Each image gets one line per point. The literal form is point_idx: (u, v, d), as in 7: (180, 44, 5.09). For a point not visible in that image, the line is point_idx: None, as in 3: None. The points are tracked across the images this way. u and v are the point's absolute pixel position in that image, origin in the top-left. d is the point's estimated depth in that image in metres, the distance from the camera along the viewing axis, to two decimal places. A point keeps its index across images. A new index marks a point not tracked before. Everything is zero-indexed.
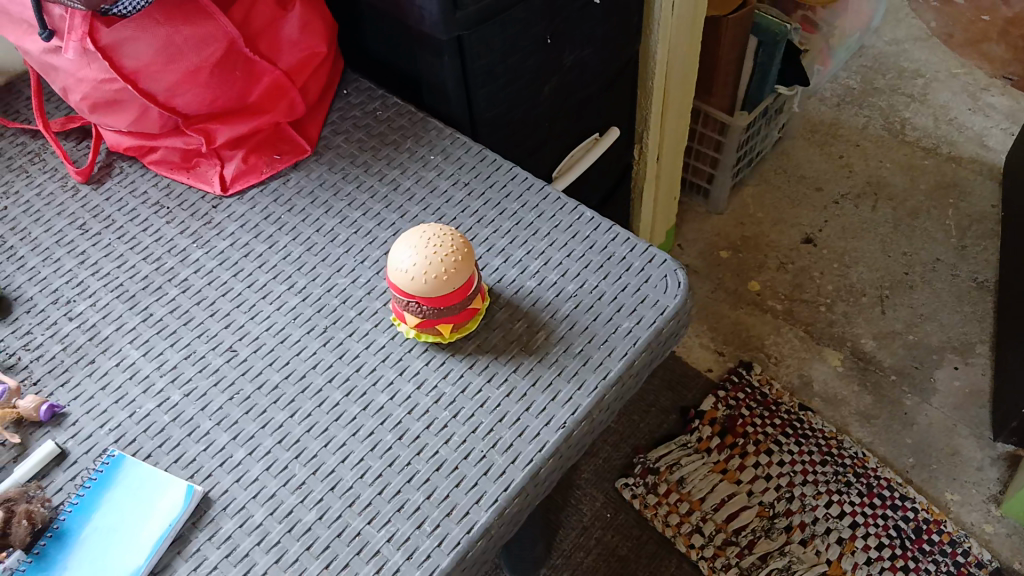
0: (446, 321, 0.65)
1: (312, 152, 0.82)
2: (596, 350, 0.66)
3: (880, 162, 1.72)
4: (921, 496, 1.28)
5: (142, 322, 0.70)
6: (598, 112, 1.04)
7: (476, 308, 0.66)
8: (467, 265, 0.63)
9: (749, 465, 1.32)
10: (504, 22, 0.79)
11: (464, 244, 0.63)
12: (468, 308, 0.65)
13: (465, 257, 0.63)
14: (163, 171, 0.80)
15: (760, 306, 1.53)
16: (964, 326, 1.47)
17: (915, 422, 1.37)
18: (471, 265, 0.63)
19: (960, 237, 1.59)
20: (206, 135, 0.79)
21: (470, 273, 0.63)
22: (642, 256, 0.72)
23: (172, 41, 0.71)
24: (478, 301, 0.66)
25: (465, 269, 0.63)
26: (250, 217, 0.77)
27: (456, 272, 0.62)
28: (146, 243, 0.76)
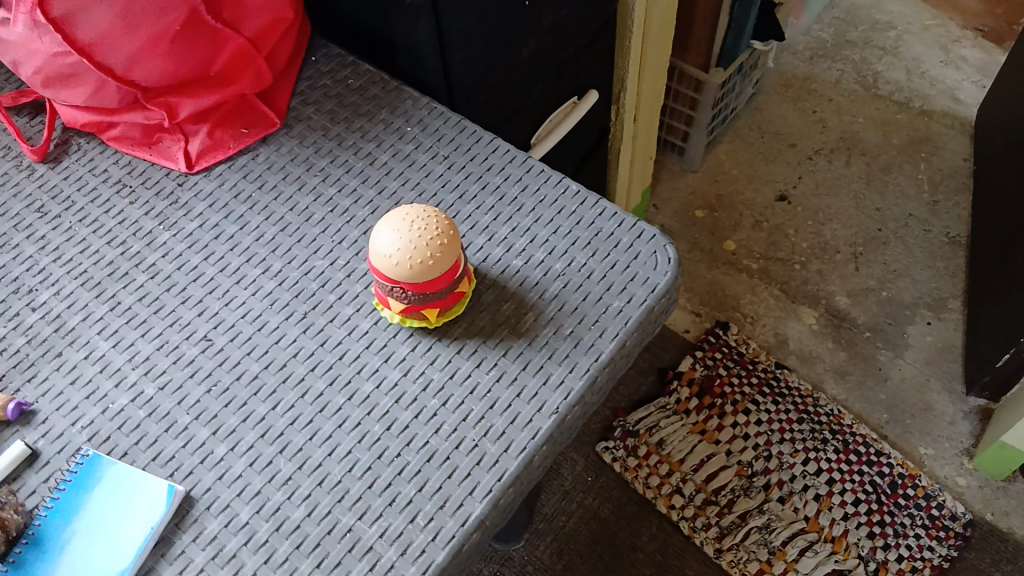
0: (431, 306, 0.62)
1: (282, 125, 0.77)
2: (586, 332, 0.65)
3: (853, 117, 1.71)
4: (896, 452, 1.30)
5: (110, 311, 0.67)
6: (576, 74, 1.01)
7: (462, 291, 0.64)
8: (452, 248, 0.60)
9: (727, 425, 1.33)
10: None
11: (449, 225, 0.61)
12: (454, 292, 0.63)
13: (450, 238, 0.60)
14: (123, 148, 0.76)
15: (736, 266, 1.52)
16: (936, 282, 1.48)
17: (888, 377, 1.38)
18: (457, 247, 0.61)
19: (932, 192, 1.59)
20: (169, 109, 0.74)
21: (456, 255, 0.61)
22: (630, 231, 0.70)
23: (130, 11, 0.66)
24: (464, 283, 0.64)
25: (450, 251, 0.60)
26: (219, 196, 0.73)
27: (442, 256, 0.59)
28: (109, 226, 0.72)
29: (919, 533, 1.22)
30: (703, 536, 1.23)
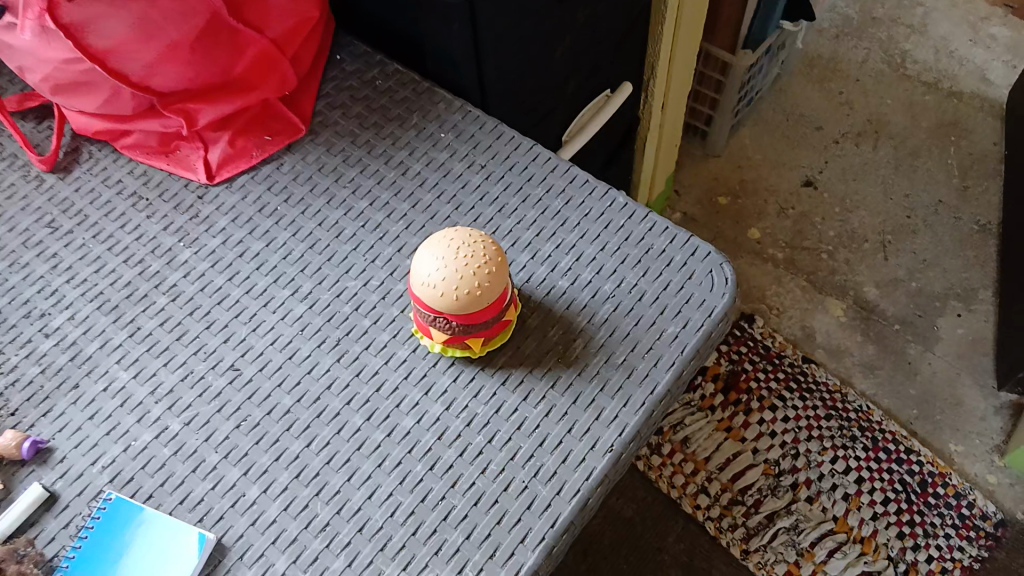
0: (476, 336, 0.58)
1: (307, 131, 0.73)
2: (639, 360, 0.61)
3: (880, 99, 1.65)
4: (926, 449, 1.26)
5: (129, 337, 0.63)
6: (610, 67, 0.96)
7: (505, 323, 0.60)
8: (500, 279, 0.56)
9: (753, 423, 1.29)
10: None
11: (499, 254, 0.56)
12: (500, 321, 0.59)
13: (499, 268, 0.56)
14: (138, 157, 0.71)
15: (761, 256, 1.48)
16: (966, 272, 1.44)
17: (919, 372, 1.35)
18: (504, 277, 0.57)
19: (962, 177, 1.55)
20: (187, 116, 0.69)
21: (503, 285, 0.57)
22: (683, 249, 0.66)
23: (150, 17, 0.61)
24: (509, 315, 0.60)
25: (497, 281, 0.56)
26: (242, 209, 0.69)
27: (489, 287, 0.55)
28: (125, 242, 0.67)
29: (949, 533, 1.18)
30: (729, 537, 1.20)
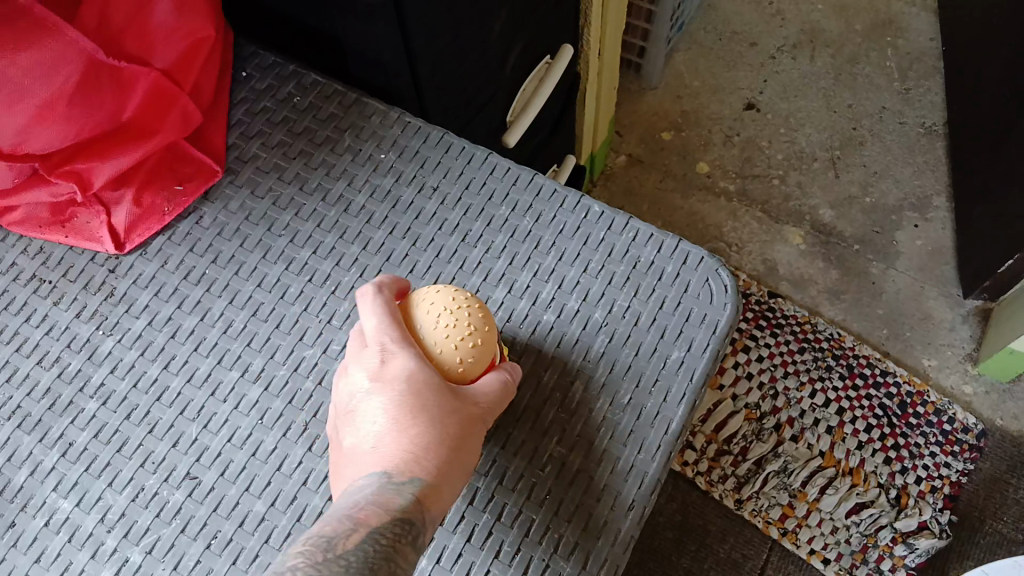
0: None
1: (224, 171, 0.64)
2: (648, 397, 0.55)
3: (811, 5, 1.48)
4: (901, 369, 1.15)
5: (62, 456, 0.54)
6: (547, 34, 0.87)
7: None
8: (490, 342, 0.50)
9: (729, 366, 1.15)
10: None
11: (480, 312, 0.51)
12: None
13: (485, 329, 0.50)
14: (30, 233, 0.60)
15: (713, 191, 1.32)
16: (918, 179, 1.30)
17: (883, 291, 1.22)
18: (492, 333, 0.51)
19: (902, 80, 1.39)
20: (79, 179, 0.59)
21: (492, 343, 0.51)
22: (673, 258, 0.60)
23: (8, 76, 0.52)
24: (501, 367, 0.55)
25: (485, 346, 0.50)
26: (163, 278, 0.60)
27: (479, 355, 0.50)
28: (34, 338, 0.58)
29: (934, 451, 1.08)
30: (721, 490, 1.07)
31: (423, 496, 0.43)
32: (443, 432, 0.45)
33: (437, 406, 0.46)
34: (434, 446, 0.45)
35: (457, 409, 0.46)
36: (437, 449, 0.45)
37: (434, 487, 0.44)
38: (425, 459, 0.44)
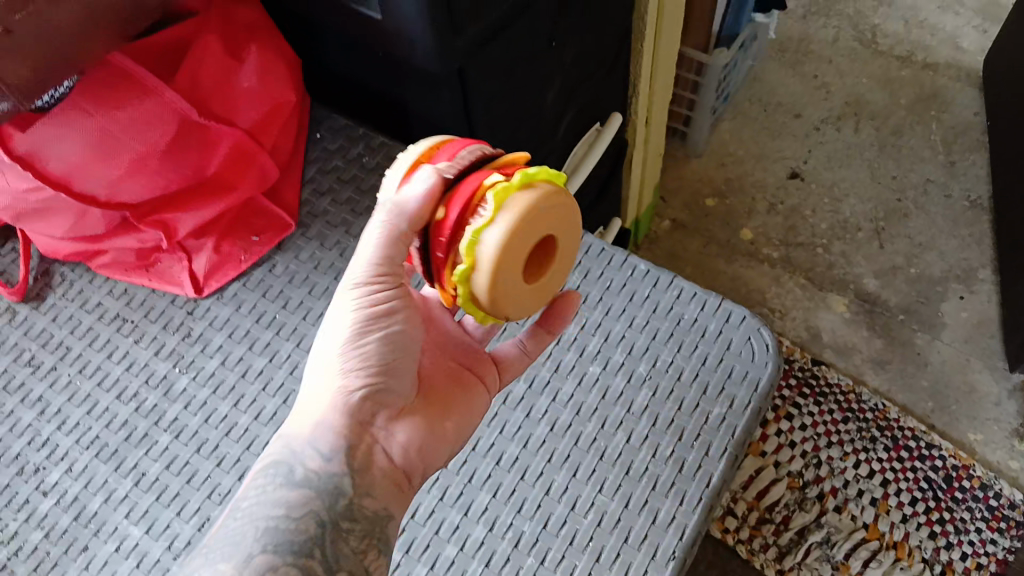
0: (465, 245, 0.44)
1: (296, 225, 0.68)
2: (689, 450, 0.58)
3: (856, 78, 1.50)
4: (946, 442, 1.14)
5: (136, 486, 0.58)
6: (597, 102, 0.91)
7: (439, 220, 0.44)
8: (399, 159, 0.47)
9: (771, 433, 1.14)
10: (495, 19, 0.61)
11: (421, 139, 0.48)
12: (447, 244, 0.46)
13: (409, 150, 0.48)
14: (116, 275, 0.66)
15: (756, 257, 1.34)
16: (963, 252, 1.31)
17: (928, 362, 1.22)
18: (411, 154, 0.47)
19: (947, 152, 1.41)
20: (166, 228, 0.64)
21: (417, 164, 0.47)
22: (716, 316, 0.64)
23: (108, 132, 0.57)
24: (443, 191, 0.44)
25: (399, 163, 0.47)
26: (237, 322, 0.64)
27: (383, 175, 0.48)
28: (115, 374, 0.63)
29: (980, 527, 1.06)
30: (763, 559, 1.05)
31: (316, 446, 0.48)
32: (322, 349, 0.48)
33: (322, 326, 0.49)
34: (315, 375, 0.49)
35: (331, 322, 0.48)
36: (321, 394, 0.48)
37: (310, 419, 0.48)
38: (317, 407, 0.49)
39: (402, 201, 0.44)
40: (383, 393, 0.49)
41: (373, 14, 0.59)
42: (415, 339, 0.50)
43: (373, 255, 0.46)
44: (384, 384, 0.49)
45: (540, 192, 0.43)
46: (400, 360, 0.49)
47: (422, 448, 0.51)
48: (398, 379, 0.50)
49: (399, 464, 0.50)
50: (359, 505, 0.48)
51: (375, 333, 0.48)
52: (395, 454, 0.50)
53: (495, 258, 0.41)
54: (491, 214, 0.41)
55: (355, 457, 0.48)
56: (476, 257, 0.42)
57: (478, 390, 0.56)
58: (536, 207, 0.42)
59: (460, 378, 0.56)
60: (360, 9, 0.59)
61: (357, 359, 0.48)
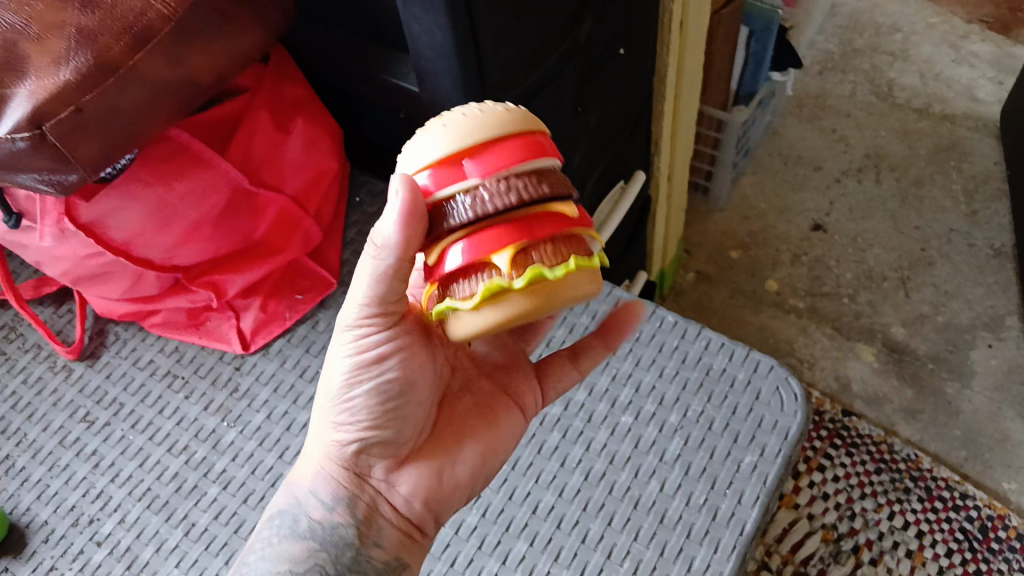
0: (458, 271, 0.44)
1: (338, 283, 0.72)
2: (722, 498, 0.59)
3: (875, 131, 1.53)
4: (981, 491, 1.13)
5: (185, 536, 0.60)
6: (621, 161, 0.95)
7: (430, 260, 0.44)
8: (436, 139, 0.42)
9: (804, 486, 1.14)
10: (520, 91, 0.67)
11: (468, 124, 0.42)
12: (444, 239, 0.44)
13: (450, 132, 0.42)
14: (167, 333, 0.70)
15: (782, 307, 1.35)
16: (990, 299, 1.31)
17: (960, 411, 1.21)
18: (443, 146, 0.42)
19: (969, 202, 1.42)
20: (215, 288, 0.67)
21: (444, 164, 0.42)
22: (745, 366, 0.66)
23: (166, 203, 0.62)
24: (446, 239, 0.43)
25: (433, 146, 0.42)
26: (281, 377, 0.67)
27: (418, 141, 0.43)
28: (165, 428, 0.66)
29: None
30: None
31: (318, 496, 0.52)
32: (322, 397, 0.51)
33: (326, 369, 0.52)
34: (318, 424, 0.52)
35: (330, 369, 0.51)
36: (324, 445, 0.52)
37: (311, 468, 0.53)
38: (321, 457, 0.52)
39: (382, 236, 0.43)
40: (380, 443, 0.51)
41: (409, 86, 0.65)
42: (411, 384, 0.51)
43: (363, 301, 0.47)
44: (380, 435, 0.51)
45: (544, 299, 0.42)
46: (398, 409, 0.51)
47: (429, 495, 0.52)
48: (396, 427, 0.51)
49: (404, 510, 0.53)
50: (366, 555, 0.51)
51: (365, 384, 0.49)
52: (397, 503, 0.52)
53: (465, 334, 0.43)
54: (478, 304, 0.42)
55: (357, 508, 0.52)
56: (452, 317, 0.44)
57: (512, 412, 0.57)
58: (520, 311, 0.42)
59: (487, 410, 0.56)
60: (397, 80, 0.65)
61: (350, 413, 0.50)
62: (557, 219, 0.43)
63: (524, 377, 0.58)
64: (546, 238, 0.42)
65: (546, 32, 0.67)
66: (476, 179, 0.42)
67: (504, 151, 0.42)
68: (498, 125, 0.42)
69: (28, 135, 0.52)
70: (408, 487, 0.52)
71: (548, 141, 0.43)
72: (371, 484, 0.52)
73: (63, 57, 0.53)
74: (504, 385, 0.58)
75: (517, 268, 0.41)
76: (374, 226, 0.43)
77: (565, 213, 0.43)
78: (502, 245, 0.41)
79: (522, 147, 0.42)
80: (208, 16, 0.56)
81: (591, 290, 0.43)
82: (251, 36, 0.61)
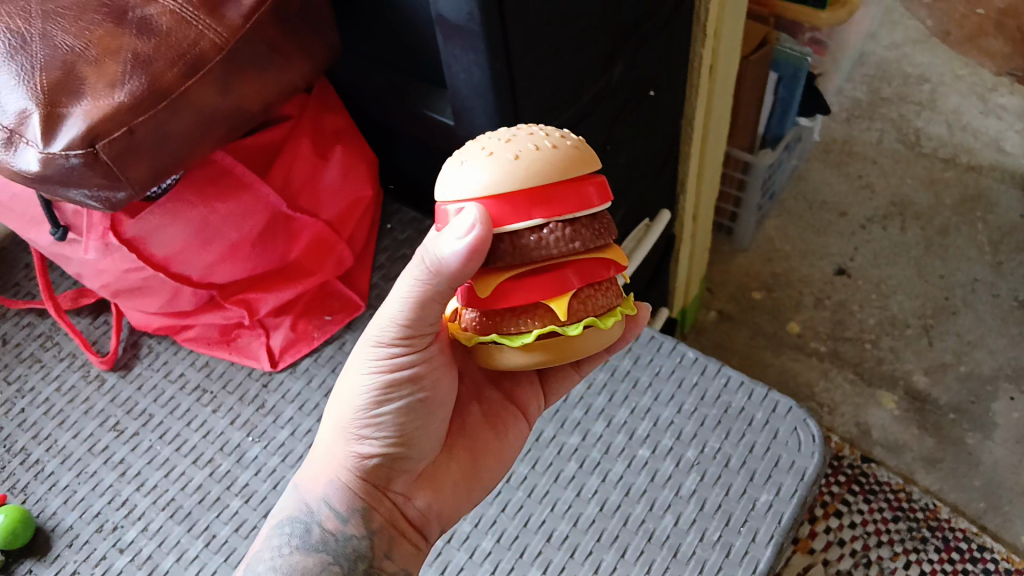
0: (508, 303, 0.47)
1: (366, 306, 0.74)
2: (736, 536, 0.59)
3: (900, 179, 1.54)
4: (999, 544, 1.11)
5: (206, 547, 0.61)
6: (647, 199, 0.96)
7: (482, 292, 0.47)
8: (499, 170, 0.44)
9: (820, 531, 1.13)
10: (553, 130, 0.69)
11: (535, 164, 0.44)
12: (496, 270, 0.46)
13: (515, 167, 0.44)
14: (199, 348, 0.72)
15: (803, 350, 1.35)
16: (1013, 351, 1.31)
17: (981, 462, 1.20)
18: (508, 180, 0.44)
19: (994, 252, 1.42)
20: (248, 307, 0.70)
21: (506, 198, 0.44)
22: (763, 405, 0.66)
23: (208, 223, 0.64)
24: (506, 282, 0.46)
25: (495, 182, 0.44)
26: (307, 395, 0.69)
27: (481, 173, 0.44)
28: (192, 441, 0.67)
29: None
30: None
31: (332, 507, 0.52)
32: (342, 406, 0.52)
33: (344, 379, 0.53)
34: (335, 433, 0.53)
35: (354, 379, 0.52)
36: (340, 454, 0.53)
37: (325, 476, 0.53)
38: (334, 466, 0.53)
39: (440, 262, 0.44)
40: (402, 457, 0.53)
41: (445, 120, 0.67)
42: (435, 401, 0.54)
43: (402, 318, 0.48)
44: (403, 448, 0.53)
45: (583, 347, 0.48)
46: (419, 425, 0.53)
47: (442, 508, 0.55)
48: (417, 442, 0.54)
49: (417, 524, 0.55)
50: (380, 567, 0.52)
51: (395, 401, 0.52)
52: (412, 517, 0.54)
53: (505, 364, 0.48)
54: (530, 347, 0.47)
55: (373, 521, 0.52)
56: (495, 347, 0.48)
57: (518, 419, 0.60)
58: (566, 355, 0.47)
59: (496, 421, 0.59)
60: (434, 115, 0.67)
61: (376, 426, 0.52)
62: (605, 265, 0.47)
63: (533, 390, 0.61)
64: (593, 286, 0.47)
65: (578, 75, 0.70)
66: (539, 218, 0.44)
67: (567, 197, 0.44)
68: (562, 167, 0.44)
69: (82, 153, 0.55)
70: (427, 502, 0.54)
71: (602, 183, 0.46)
72: (387, 497, 0.54)
73: (119, 79, 0.55)
74: (519, 403, 0.60)
75: (571, 318, 0.46)
76: (432, 247, 0.44)
77: (611, 259, 0.48)
78: (560, 295, 0.46)
79: (583, 193, 0.45)
80: (256, 48, 0.60)
81: (617, 328, 0.50)
82: (296, 68, 0.64)
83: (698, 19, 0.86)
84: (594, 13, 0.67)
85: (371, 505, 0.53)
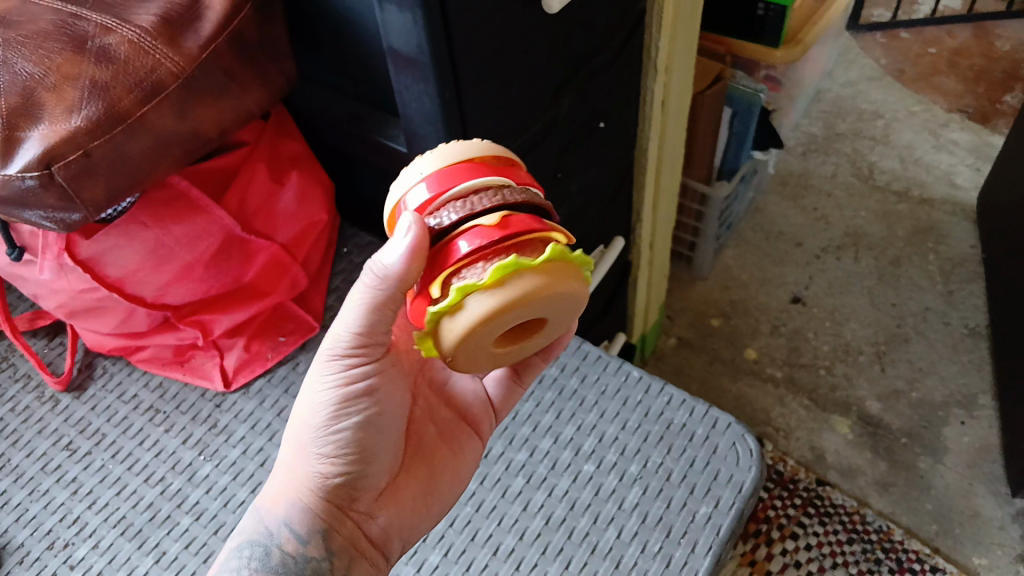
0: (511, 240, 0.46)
1: (320, 327, 0.76)
2: (676, 547, 0.61)
3: (854, 211, 1.58)
4: (951, 565, 1.14)
5: (156, 563, 0.62)
6: (600, 227, 0.99)
7: (493, 222, 0.45)
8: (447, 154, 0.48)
9: (776, 553, 1.15)
10: None
11: (470, 147, 0.50)
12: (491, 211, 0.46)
13: (455, 149, 0.49)
14: (153, 368, 0.73)
15: (760, 376, 1.38)
16: (964, 377, 1.34)
17: (932, 485, 1.22)
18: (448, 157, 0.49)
19: (945, 282, 1.47)
20: (202, 327, 0.71)
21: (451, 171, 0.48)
22: (704, 421, 0.69)
23: (162, 243, 0.66)
24: (502, 208, 0.46)
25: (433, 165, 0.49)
26: (260, 415, 0.70)
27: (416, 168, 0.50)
28: (144, 459, 0.68)
29: None
30: None
31: (291, 529, 0.53)
32: (303, 424, 0.53)
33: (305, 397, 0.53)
34: (297, 451, 0.53)
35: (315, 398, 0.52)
36: (301, 473, 0.53)
37: (285, 496, 0.53)
38: (292, 489, 0.53)
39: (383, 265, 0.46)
40: (362, 474, 0.54)
41: (397, 146, 0.70)
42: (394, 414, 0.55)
43: (356, 325, 0.50)
44: (363, 466, 0.54)
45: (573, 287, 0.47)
46: (378, 441, 0.54)
47: (402, 525, 0.57)
48: (377, 459, 0.55)
49: (378, 543, 0.55)
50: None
51: (350, 417, 0.52)
52: (375, 536, 0.55)
53: (518, 292, 0.44)
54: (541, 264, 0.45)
55: (335, 541, 0.53)
56: (508, 278, 0.44)
57: (471, 437, 0.63)
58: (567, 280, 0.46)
59: (451, 438, 0.61)
60: (388, 142, 0.70)
61: (337, 445, 0.52)
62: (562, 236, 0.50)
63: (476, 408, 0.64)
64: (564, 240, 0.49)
65: (528, 105, 0.72)
66: (502, 179, 0.48)
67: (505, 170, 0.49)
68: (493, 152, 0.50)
69: (38, 174, 0.56)
70: (388, 519, 0.56)
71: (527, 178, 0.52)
72: (351, 518, 0.54)
73: (76, 105, 0.57)
74: (466, 416, 0.63)
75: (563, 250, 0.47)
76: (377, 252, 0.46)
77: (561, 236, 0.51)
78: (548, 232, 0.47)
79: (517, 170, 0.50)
80: (214, 76, 0.62)
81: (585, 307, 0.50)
82: (254, 95, 0.66)
83: (650, 56, 0.89)
84: (541, 48, 0.70)
85: (333, 528, 0.53)
